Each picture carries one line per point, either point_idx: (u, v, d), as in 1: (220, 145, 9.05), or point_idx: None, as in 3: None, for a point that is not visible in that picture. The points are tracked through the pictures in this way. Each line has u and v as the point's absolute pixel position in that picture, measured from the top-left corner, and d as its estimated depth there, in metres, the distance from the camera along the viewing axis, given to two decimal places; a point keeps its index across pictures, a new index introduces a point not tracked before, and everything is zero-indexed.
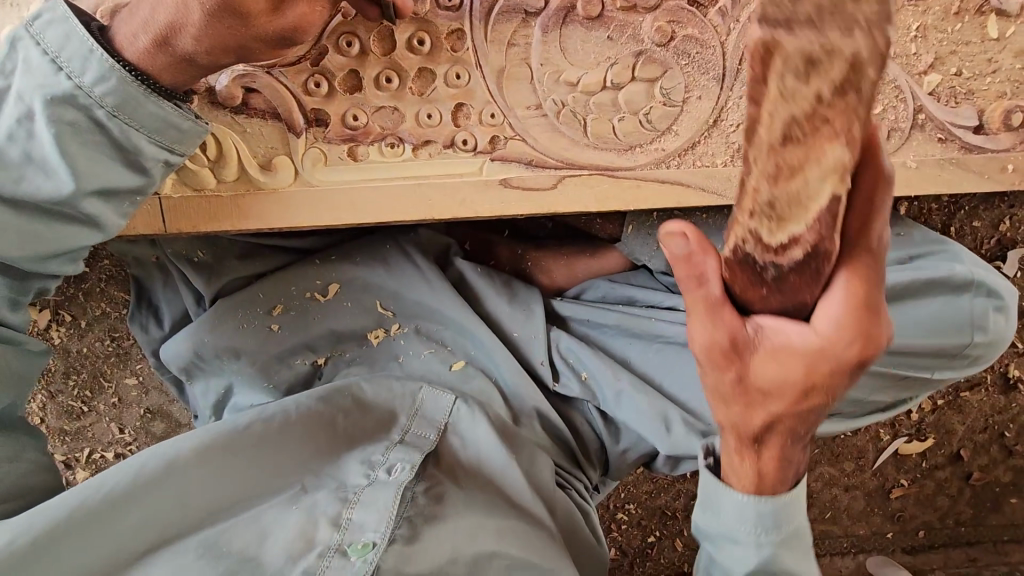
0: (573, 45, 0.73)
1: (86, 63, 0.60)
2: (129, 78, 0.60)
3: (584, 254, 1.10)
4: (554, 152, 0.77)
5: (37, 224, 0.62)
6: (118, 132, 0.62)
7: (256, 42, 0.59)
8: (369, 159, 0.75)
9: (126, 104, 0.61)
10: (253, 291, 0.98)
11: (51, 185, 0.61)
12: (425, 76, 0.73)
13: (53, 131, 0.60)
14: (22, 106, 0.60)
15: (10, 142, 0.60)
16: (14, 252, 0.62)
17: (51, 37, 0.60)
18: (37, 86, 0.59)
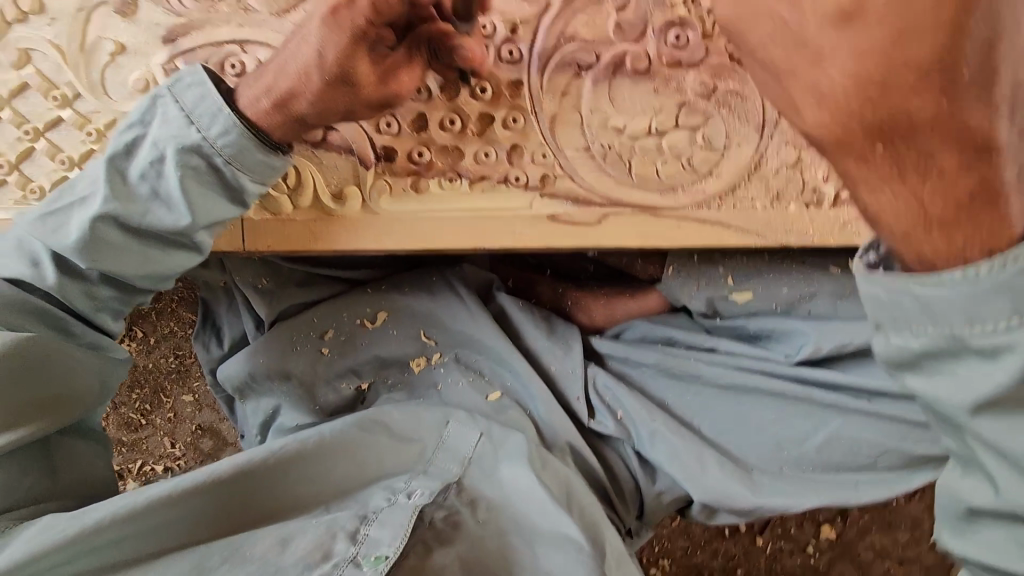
0: (621, 95, 0.80)
1: (213, 119, 0.68)
2: (246, 132, 0.68)
3: (623, 296, 1.13)
4: (600, 191, 0.82)
5: (152, 248, 0.71)
6: (230, 176, 0.70)
7: (361, 106, 0.69)
8: (429, 192, 0.82)
9: (240, 154, 0.69)
10: (309, 315, 1.05)
11: (171, 219, 0.70)
12: (485, 119, 0.81)
13: (178, 174, 0.68)
14: (158, 151, 0.68)
15: (141, 180, 0.69)
16: (130, 272, 0.71)
17: (187, 96, 0.68)
18: (170, 135, 0.68)
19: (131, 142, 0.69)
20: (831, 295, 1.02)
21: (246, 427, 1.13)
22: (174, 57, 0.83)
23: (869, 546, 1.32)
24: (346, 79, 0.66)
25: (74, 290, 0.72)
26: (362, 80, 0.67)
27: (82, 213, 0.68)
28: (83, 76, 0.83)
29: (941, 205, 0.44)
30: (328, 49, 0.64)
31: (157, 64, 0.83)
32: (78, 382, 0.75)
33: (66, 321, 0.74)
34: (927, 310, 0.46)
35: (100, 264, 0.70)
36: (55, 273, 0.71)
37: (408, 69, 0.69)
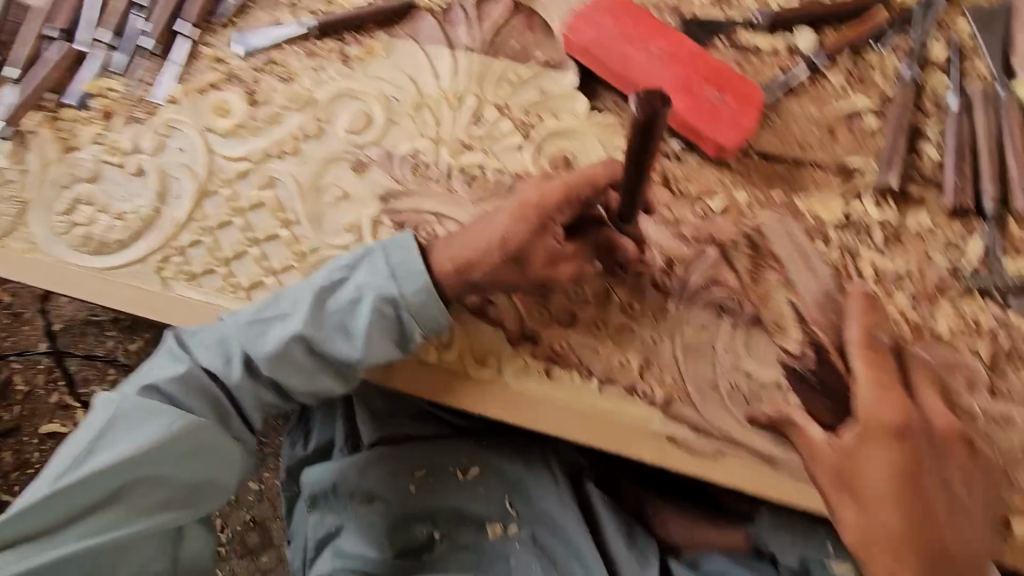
0: (756, 343, 0.87)
1: (413, 278, 0.80)
2: (435, 293, 0.81)
3: (707, 523, 1.09)
4: (721, 426, 0.85)
5: (319, 369, 0.82)
6: (409, 325, 0.81)
7: (523, 282, 0.84)
8: (561, 381, 0.89)
9: (425, 310, 0.81)
10: (407, 449, 1.09)
11: (350, 350, 0.80)
12: (625, 331, 0.90)
13: (370, 317, 0.79)
14: (359, 292, 0.80)
15: (336, 313, 0.80)
16: (296, 385, 0.82)
17: (395, 255, 0.81)
18: (373, 284, 0.80)
19: (338, 278, 0.82)
20: None
21: (303, 535, 1.16)
22: (383, 212, 1.01)
23: None
24: (517, 260, 0.82)
25: (247, 390, 0.81)
26: (532, 263, 0.83)
27: (283, 327, 0.80)
28: (307, 207, 1.03)
29: None
30: (510, 234, 0.81)
31: (369, 215, 1.01)
32: (217, 472, 0.83)
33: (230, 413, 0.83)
34: None
35: (276, 374, 0.80)
36: (240, 373, 0.80)
37: (568, 261, 0.86)
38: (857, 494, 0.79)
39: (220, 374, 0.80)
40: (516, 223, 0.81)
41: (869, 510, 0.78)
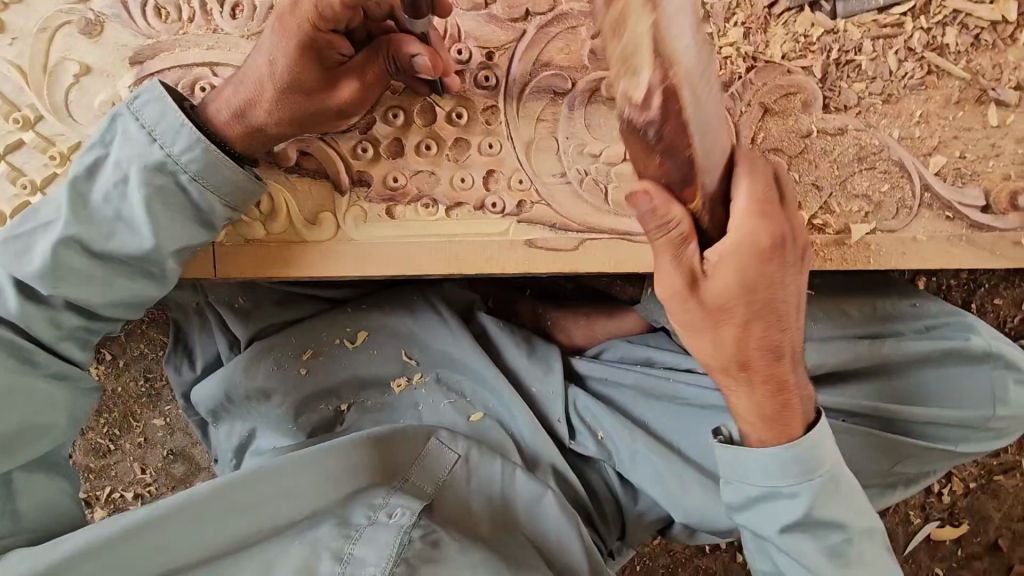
0: (596, 121, 0.80)
1: (176, 135, 0.70)
2: (211, 146, 0.70)
3: (602, 315, 1.14)
4: (577, 216, 0.82)
5: (119, 273, 0.72)
6: (197, 194, 0.71)
7: (314, 113, 0.73)
8: (405, 217, 0.82)
9: (205, 169, 0.70)
10: (287, 336, 1.03)
11: (136, 240, 0.70)
12: (460, 145, 0.81)
13: (143, 194, 0.69)
14: (122, 171, 0.70)
15: (106, 203, 0.70)
16: (96, 297, 0.71)
17: (147, 115, 0.70)
18: (134, 156, 0.69)
19: (95, 166, 0.71)
20: None
21: (220, 450, 1.12)
22: (142, 80, 0.80)
23: None
24: (300, 89, 0.70)
25: (38, 317, 0.71)
26: (313, 87, 0.70)
27: (47, 238, 0.69)
28: (46, 100, 0.80)
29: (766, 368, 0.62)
30: (278, 57, 0.69)
31: (124, 87, 0.80)
32: (42, 415, 0.72)
33: (28, 349, 0.72)
34: None
35: (65, 291, 0.70)
36: (19, 299, 0.70)
37: (361, 79, 0.72)
38: (712, 313, 0.63)
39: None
40: (282, 40, 0.68)
41: (720, 330, 0.65)
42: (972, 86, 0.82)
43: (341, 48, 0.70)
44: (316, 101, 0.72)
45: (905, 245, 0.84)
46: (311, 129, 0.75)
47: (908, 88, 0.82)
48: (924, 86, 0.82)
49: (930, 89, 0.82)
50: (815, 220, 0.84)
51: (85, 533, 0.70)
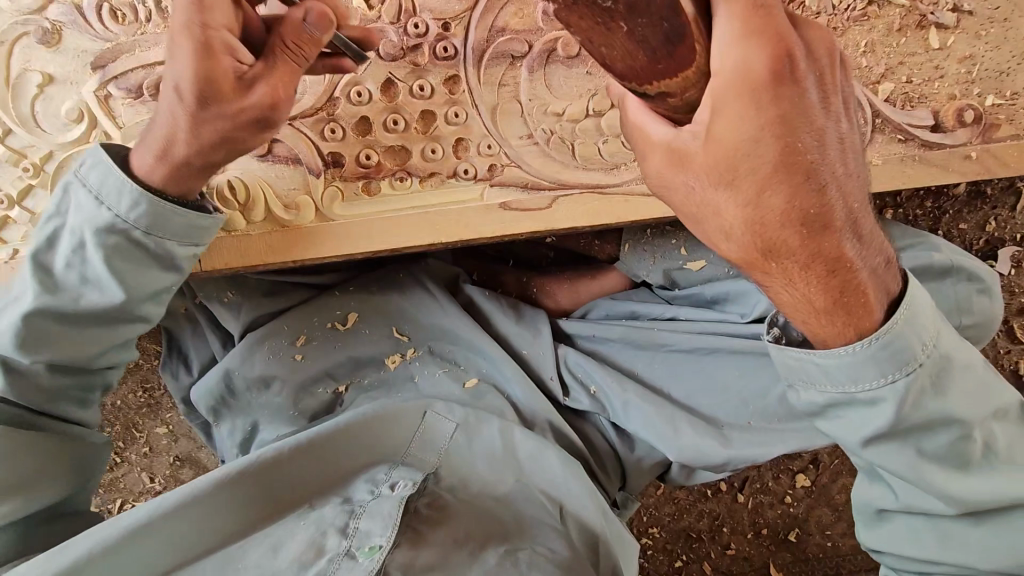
0: (556, 81, 0.83)
1: (121, 195, 0.69)
2: (155, 198, 0.69)
3: (584, 277, 1.18)
4: (547, 175, 0.85)
5: (99, 325, 0.73)
6: (154, 246, 0.71)
7: (232, 123, 0.66)
8: (381, 192, 0.84)
9: (156, 223, 0.70)
10: (280, 325, 1.05)
11: (103, 299, 0.71)
12: (428, 117, 0.83)
13: (101, 255, 0.69)
14: (76, 237, 0.70)
15: (68, 270, 0.70)
16: (83, 353, 0.73)
17: (91, 178, 0.69)
18: (85, 221, 0.69)
19: (52, 236, 0.71)
20: None
21: (226, 449, 1.13)
22: (106, 84, 0.81)
23: (843, 489, 1.37)
24: (202, 99, 0.64)
25: (25, 384, 0.72)
26: (222, 96, 0.64)
27: (16, 312, 0.70)
28: (12, 112, 0.80)
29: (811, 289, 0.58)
30: (178, 75, 0.63)
31: (88, 92, 0.81)
32: (48, 469, 0.75)
33: (22, 415, 0.74)
34: (826, 376, 0.62)
35: (51, 353, 0.71)
36: (4, 375, 0.71)
37: (271, 78, 0.66)
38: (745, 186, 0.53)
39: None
40: (174, 58, 0.64)
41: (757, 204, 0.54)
42: (912, 13, 0.86)
43: (241, 54, 0.65)
44: (227, 111, 0.65)
45: None
46: (241, 147, 0.69)
47: (852, 19, 0.85)
48: (867, 17, 0.85)
49: (873, 19, 0.86)
50: None
51: (100, 531, 0.70)
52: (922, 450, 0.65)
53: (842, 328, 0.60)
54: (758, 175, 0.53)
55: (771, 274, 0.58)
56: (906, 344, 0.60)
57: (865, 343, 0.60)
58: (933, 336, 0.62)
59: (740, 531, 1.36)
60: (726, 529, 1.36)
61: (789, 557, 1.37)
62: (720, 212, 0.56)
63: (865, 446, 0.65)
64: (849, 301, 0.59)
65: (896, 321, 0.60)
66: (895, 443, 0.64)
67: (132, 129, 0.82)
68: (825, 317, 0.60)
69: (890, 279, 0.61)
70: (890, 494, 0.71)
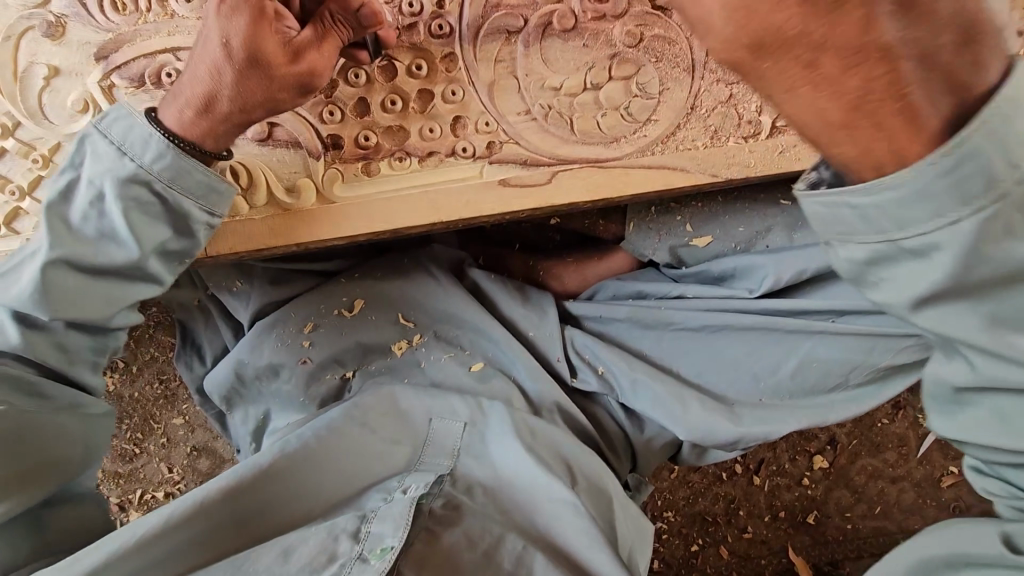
0: (552, 55, 0.82)
1: (144, 146, 0.71)
2: (180, 150, 0.71)
3: (591, 258, 1.18)
4: (546, 150, 0.84)
5: (113, 286, 0.74)
6: (172, 201, 0.73)
7: (278, 89, 0.70)
8: (381, 173, 0.84)
9: (176, 176, 0.71)
10: (288, 313, 1.06)
11: (120, 252, 0.73)
12: (424, 96, 0.83)
13: (121, 206, 0.71)
14: (94, 187, 0.71)
15: (86, 221, 0.72)
16: (96, 312, 0.74)
17: (115, 130, 0.71)
18: (106, 171, 0.71)
19: (68, 188, 0.72)
20: (784, 227, 1.07)
21: (239, 438, 1.15)
22: (109, 74, 0.82)
23: (862, 470, 1.35)
24: (254, 61, 0.68)
25: (44, 345, 0.74)
26: (272, 59, 0.68)
27: (32, 267, 0.71)
28: (20, 106, 0.82)
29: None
30: (231, 34, 0.67)
31: (92, 83, 0.82)
32: (49, 444, 0.74)
33: (35, 382, 0.75)
34: (864, 222, 0.50)
35: (64, 312, 0.72)
36: (19, 331, 0.72)
37: (319, 49, 0.71)
38: None
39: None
40: (228, 17, 0.67)
41: None
42: None
43: (291, 22, 0.70)
44: (277, 73, 0.69)
45: None
46: (275, 111, 0.73)
47: None
48: None
49: None
50: (778, 123, 0.87)
51: (113, 538, 0.70)
52: (997, 314, 0.52)
53: (871, 144, 0.48)
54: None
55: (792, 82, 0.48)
56: (983, 166, 0.45)
57: (936, 163, 0.46)
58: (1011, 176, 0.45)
59: (758, 514, 1.34)
60: (743, 512, 1.34)
61: (807, 540, 1.34)
62: None
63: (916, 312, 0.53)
64: (874, 109, 0.47)
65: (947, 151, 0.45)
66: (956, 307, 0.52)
67: None
68: (844, 133, 0.48)
69: (992, 73, 0.46)
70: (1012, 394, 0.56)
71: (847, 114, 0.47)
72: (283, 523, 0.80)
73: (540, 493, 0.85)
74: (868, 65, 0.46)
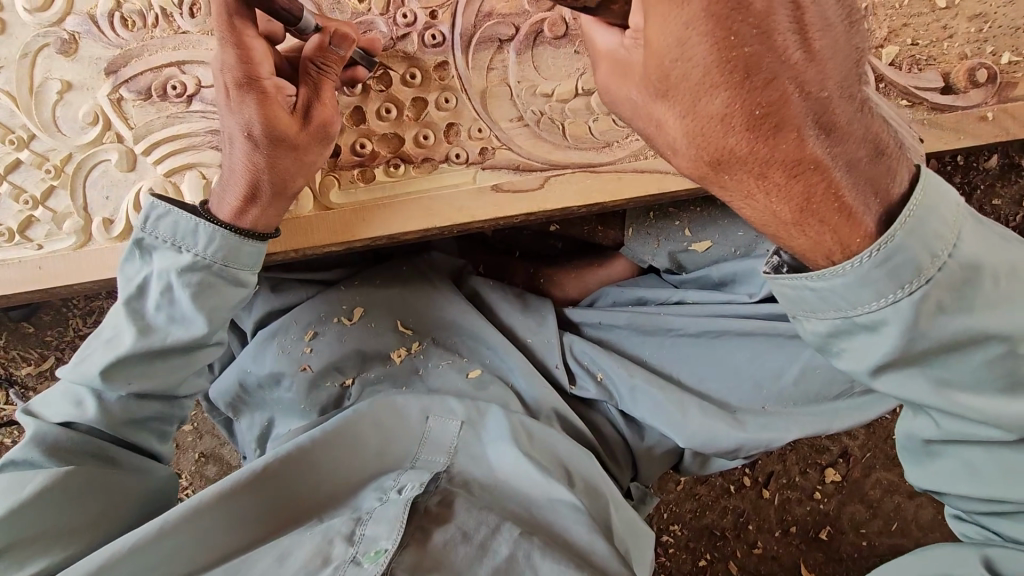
0: (545, 62, 0.83)
1: (195, 236, 0.75)
2: (229, 234, 0.75)
3: (592, 265, 1.17)
4: (538, 155, 0.85)
5: (181, 359, 0.79)
6: (231, 275, 0.77)
7: (308, 151, 0.75)
8: (376, 180, 0.85)
9: (231, 254, 0.76)
10: (290, 320, 1.07)
11: (190, 330, 0.77)
12: (419, 104, 0.84)
13: (188, 292, 0.75)
14: (163, 281, 0.75)
15: (157, 310, 0.76)
16: (167, 385, 0.79)
17: (164, 227, 0.75)
18: (168, 265, 0.75)
19: (141, 284, 0.77)
20: None
21: (244, 444, 1.16)
22: (118, 87, 0.86)
23: (876, 484, 1.30)
24: (278, 140, 0.73)
25: (119, 415, 0.77)
26: (289, 132, 0.73)
27: (105, 353, 0.75)
28: (35, 118, 0.86)
29: (787, 212, 0.52)
30: (250, 121, 0.71)
31: (103, 96, 0.86)
32: (118, 507, 0.76)
33: (108, 449, 0.77)
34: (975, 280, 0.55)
35: (139, 384, 0.76)
36: (95, 407, 0.76)
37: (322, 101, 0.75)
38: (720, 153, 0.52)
39: (78, 421, 0.76)
40: (240, 108, 0.71)
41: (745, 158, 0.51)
42: None
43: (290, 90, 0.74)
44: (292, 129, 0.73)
45: None
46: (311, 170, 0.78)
47: None
48: None
49: None
50: None
51: (112, 548, 0.71)
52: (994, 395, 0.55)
53: (821, 236, 0.52)
54: (715, 74, 0.49)
55: (726, 188, 0.54)
56: (914, 255, 0.50)
57: (870, 255, 0.50)
58: (950, 242, 0.50)
59: (768, 529, 1.30)
60: (752, 526, 1.30)
61: (821, 557, 1.30)
62: (663, 126, 0.55)
63: (877, 377, 0.56)
64: (821, 206, 0.51)
65: (906, 217, 0.50)
66: (910, 372, 0.55)
67: (143, 129, 0.86)
68: (796, 229, 0.53)
69: (903, 175, 0.52)
70: (932, 424, 0.61)
71: (802, 213, 0.52)
72: (283, 527, 0.80)
73: (536, 495, 0.85)
74: (806, 173, 0.51)
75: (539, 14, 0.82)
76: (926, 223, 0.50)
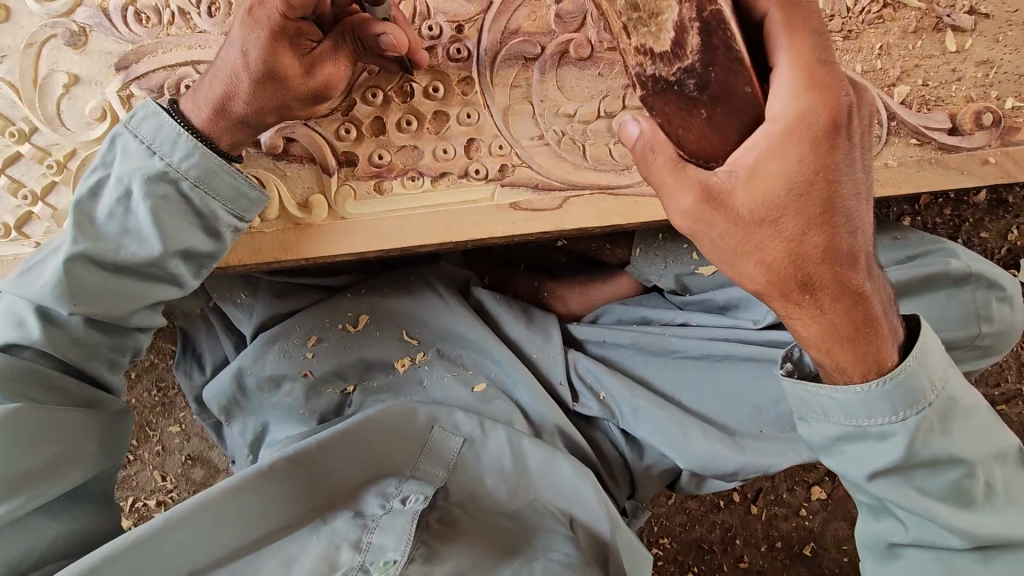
0: (568, 82, 0.84)
1: (174, 145, 0.71)
2: (207, 154, 0.71)
3: (596, 281, 1.19)
4: (558, 175, 0.85)
5: (134, 284, 0.73)
6: (199, 200, 0.72)
7: (292, 101, 0.73)
8: (392, 192, 0.84)
9: (206, 175, 0.72)
10: (290, 326, 1.06)
11: (142, 250, 0.71)
12: (439, 118, 0.84)
13: (150, 205, 0.70)
14: (123, 188, 0.71)
15: (110, 219, 0.71)
16: (115, 311, 0.72)
17: (145, 129, 0.72)
18: (135, 169, 0.71)
19: (97, 185, 0.72)
20: None
21: (236, 451, 1.13)
22: (129, 84, 0.83)
23: None
24: (269, 77, 0.70)
25: (60, 338, 0.71)
26: (289, 76, 0.71)
27: (55, 258, 0.70)
28: (38, 112, 0.83)
29: (833, 336, 0.62)
30: (250, 46, 0.69)
31: (112, 92, 0.83)
32: (75, 445, 0.72)
33: (56, 379, 0.72)
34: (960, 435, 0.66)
35: (86, 307, 0.70)
36: (38, 325, 0.70)
37: (336, 63, 0.74)
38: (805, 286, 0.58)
39: (17, 342, 0.70)
40: (252, 32, 0.68)
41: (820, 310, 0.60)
42: (928, 16, 0.85)
43: (312, 33, 0.71)
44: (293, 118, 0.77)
45: (876, 172, 0.86)
46: (288, 116, 0.76)
47: (867, 23, 0.84)
48: (881, 20, 0.84)
49: (888, 22, 0.84)
50: None
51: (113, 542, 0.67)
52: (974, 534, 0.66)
53: (859, 356, 0.63)
54: (804, 216, 0.55)
55: (802, 307, 0.60)
56: (913, 388, 0.63)
57: (879, 384, 0.63)
58: (939, 380, 0.64)
59: (754, 544, 1.33)
60: (739, 541, 1.33)
61: (803, 572, 1.34)
62: (763, 252, 0.57)
63: (872, 480, 0.67)
64: (843, 333, 0.62)
65: (917, 355, 0.63)
66: (895, 478, 0.66)
67: None
68: (846, 346, 0.62)
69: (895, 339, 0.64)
70: (901, 528, 0.70)
71: (838, 339, 0.62)
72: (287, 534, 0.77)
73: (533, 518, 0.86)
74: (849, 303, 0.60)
75: (563, 36, 0.82)
76: (923, 371, 0.63)
